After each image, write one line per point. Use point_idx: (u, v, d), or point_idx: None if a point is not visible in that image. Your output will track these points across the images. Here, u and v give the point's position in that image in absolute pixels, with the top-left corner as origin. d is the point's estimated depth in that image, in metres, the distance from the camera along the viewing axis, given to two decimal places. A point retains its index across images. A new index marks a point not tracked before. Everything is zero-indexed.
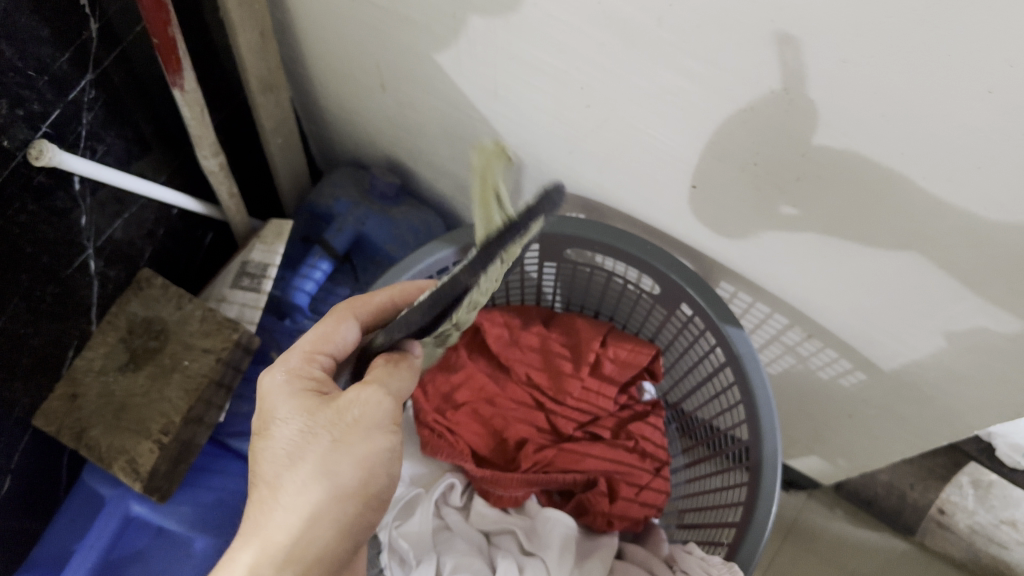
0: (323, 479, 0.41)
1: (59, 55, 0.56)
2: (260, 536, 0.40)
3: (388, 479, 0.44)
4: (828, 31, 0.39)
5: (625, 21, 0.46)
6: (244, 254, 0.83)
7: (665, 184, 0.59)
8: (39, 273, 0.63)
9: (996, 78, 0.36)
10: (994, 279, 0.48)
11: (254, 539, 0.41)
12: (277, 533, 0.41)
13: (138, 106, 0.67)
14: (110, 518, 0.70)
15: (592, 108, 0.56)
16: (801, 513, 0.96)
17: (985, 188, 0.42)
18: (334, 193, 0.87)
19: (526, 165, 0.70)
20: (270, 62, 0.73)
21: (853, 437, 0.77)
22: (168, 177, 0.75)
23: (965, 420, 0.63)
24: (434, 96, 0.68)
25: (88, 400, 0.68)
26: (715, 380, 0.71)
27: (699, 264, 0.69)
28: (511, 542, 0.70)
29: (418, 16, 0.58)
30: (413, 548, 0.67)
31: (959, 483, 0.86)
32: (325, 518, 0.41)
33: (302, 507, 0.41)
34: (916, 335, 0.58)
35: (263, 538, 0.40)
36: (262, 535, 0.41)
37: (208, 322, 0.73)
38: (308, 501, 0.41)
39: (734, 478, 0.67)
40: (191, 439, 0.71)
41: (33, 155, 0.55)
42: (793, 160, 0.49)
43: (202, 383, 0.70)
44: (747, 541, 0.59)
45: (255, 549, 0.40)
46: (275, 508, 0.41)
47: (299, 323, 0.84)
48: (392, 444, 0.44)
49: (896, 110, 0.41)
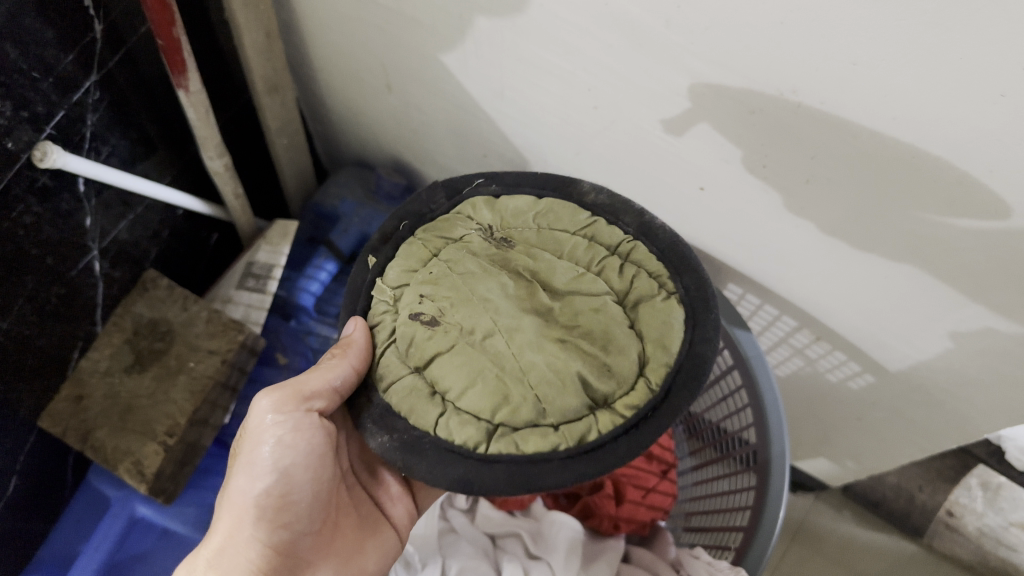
0: (228, 493, 0.48)
1: (63, 56, 0.55)
2: (223, 537, 0.47)
3: (283, 474, 0.48)
4: (841, 34, 0.38)
5: (633, 23, 0.45)
6: (250, 254, 0.82)
7: (671, 185, 0.59)
8: (45, 275, 0.63)
9: (1010, 81, 0.35)
10: (1002, 285, 0.48)
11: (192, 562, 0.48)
12: (237, 537, 0.46)
13: (143, 108, 0.67)
14: (115, 519, 0.70)
15: (599, 110, 0.55)
16: (808, 515, 0.95)
17: (995, 191, 0.42)
18: (340, 193, 0.86)
19: (533, 166, 0.69)
20: (276, 63, 0.73)
21: (861, 440, 0.76)
22: (173, 178, 0.75)
23: (976, 425, 0.62)
24: (440, 97, 0.67)
25: (94, 401, 0.68)
26: (722, 383, 0.71)
27: (706, 265, 0.68)
28: (517, 545, 0.69)
29: (425, 17, 0.57)
30: (419, 551, 0.67)
31: (968, 486, 0.85)
32: (234, 527, 0.47)
33: (221, 524, 0.47)
34: (927, 339, 0.57)
35: (197, 556, 0.48)
36: (225, 535, 0.47)
37: (214, 323, 0.73)
38: (222, 516, 0.48)
39: (741, 482, 0.66)
40: (196, 440, 0.71)
41: (38, 157, 0.55)
42: (802, 162, 0.48)
43: (208, 385, 0.70)
44: (755, 545, 0.59)
45: (215, 546, 0.47)
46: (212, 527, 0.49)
47: (304, 324, 0.83)
48: (279, 438, 0.48)
49: (907, 113, 0.40)
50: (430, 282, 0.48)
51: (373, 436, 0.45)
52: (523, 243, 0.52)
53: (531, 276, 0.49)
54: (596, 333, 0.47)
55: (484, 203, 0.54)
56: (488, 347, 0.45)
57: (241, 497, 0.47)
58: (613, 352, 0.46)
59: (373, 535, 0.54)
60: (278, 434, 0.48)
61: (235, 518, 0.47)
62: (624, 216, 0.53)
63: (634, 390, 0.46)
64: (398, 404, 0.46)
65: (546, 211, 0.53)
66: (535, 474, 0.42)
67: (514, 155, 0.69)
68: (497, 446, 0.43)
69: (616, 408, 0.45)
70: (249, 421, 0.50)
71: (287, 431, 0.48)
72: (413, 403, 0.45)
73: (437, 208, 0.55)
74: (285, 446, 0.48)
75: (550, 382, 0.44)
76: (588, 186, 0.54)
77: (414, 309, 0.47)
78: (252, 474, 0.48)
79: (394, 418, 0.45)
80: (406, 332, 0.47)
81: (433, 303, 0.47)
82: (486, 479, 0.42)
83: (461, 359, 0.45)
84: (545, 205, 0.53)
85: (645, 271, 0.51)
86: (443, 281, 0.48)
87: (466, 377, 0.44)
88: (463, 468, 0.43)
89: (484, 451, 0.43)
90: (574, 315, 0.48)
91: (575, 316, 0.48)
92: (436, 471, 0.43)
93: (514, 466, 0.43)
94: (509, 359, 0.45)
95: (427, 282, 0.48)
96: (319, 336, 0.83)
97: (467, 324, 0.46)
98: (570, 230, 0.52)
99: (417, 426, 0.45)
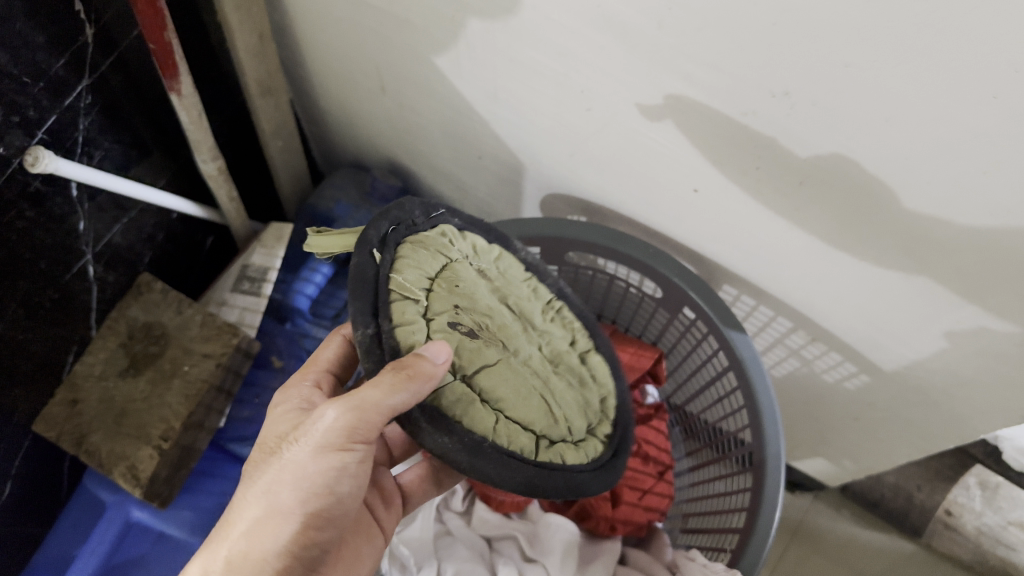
0: (265, 496, 0.42)
1: (54, 60, 0.55)
2: (249, 542, 0.41)
3: (338, 499, 0.43)
4: (832, 36, 0.38)
5: (624, 24, 0.45)
6: (244, 258, 0.82)
7: (666, 187, 0.59)
8: (39, 279, 0.63)
9: (1002, 82, 0.35)
10: (997, 286, 0.47)
11: (203, 556, 0.42)
12: (266, 549, 0.41)
13: (136, 112, 0.66)
14: (110, 524, 0.70)
15: (592, 112, 0.55)
16: (807, 515, 0.95)
17: (988, 193, 0.41)
18: (334, 197, 0.86)
19: (527, 168, 0.69)
20: (269, 65, 0.73)
21: (859, 440, 0.76)
22: (167, 181, 0.75)
23: (973, 425, 0.62)
24: (434, 99, 0.67)
25: (89, 406, 0.68)
26: (719, 384, 0.71)
27: (702, 267, 0.68)
28: (512, 548, 0.69)
29: (416, 19, 0.57)
30: (414, 555, 0.66)
31: (966, 485, 0.84)
32: (267, 538, 0.41)
33: (251, 527, 0.41)
34: (923, 341, 0.57)
35: (211, 551, 0.42)
36: (252, 541, 0.41)
37: (208, 327, 0.73)
38: (252, 519, 0.42)
39: (739, 483, 0.66)
40: (191, 444, 0.71)
41: (29, 161, 0.55)
42: (795, 164, 0.48)
43: (202, 389, 0.70)
44: (751, 547, 0.59)
45: (236, 550, 0.41)
46: (230, 521, 0.42)
47: (300, 327, 0.82)
48: (343, 463, 0.43)
49: (900, 114, 0.40)
50: (460, 294, 0.47)
51: (431, 437, 0.41)
52: (498, 279, 0.54)
53: (520, 312, 0.55)
54: (575, 369, 0.57)
55: (457, 234, 0.52)
56: (524, 366, 0.50)
57: (282, 510, 0.41)
58: (588, 387, 0.57)
59: (369, 542, 0.51)
60: (343, 460, 0.42)
61: (268, 525, 0.41)
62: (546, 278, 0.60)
63: (605, 421, 0.57)
64: (450, 408, 0.43)
65: (503, 257, 0.56)
66: (579, 481, 0.49)
67: (508, 156, 0.69)
68: (546, 455, 0.48)
69: (599, 435, 0.56)
70: (309, 427, 0.43)
71: (354, 459, 0.43)
72: (470, 408, 0.44)
73: (419, 225, 0.49)
74: (349, 474, 0.43)
75: (569, 407, 0.53)
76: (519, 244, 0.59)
77: (453, 318, 0.46)
78: (303, 491, 0.42)
79: (450, 421, 0.42)
80: (449, 337, 0.45)
81: (468, 316, 0.47)
82: (545, 482, 0.46)
83: (506, 373, 0.47)
84: (500, 252, 0.56)
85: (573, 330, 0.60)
86: (473, 296, 0.49)
87: (514, 391, 0.47)
88: (524, 474, 0.44)
89: (537, 459, 0.47)
90: (556, 354, 0.57)
91: (558, 354, 0.57)
92: (504, 474, 0.43)
93: (565, 475, 0.48)
94: (541, 381, 0.51)
95: (456, 293, 0.47)
96: (314, 339, 0.82)
97: (502, 342, 0.50)
98: (519, 281, 0.57)
99: (475, 430, 0.43)
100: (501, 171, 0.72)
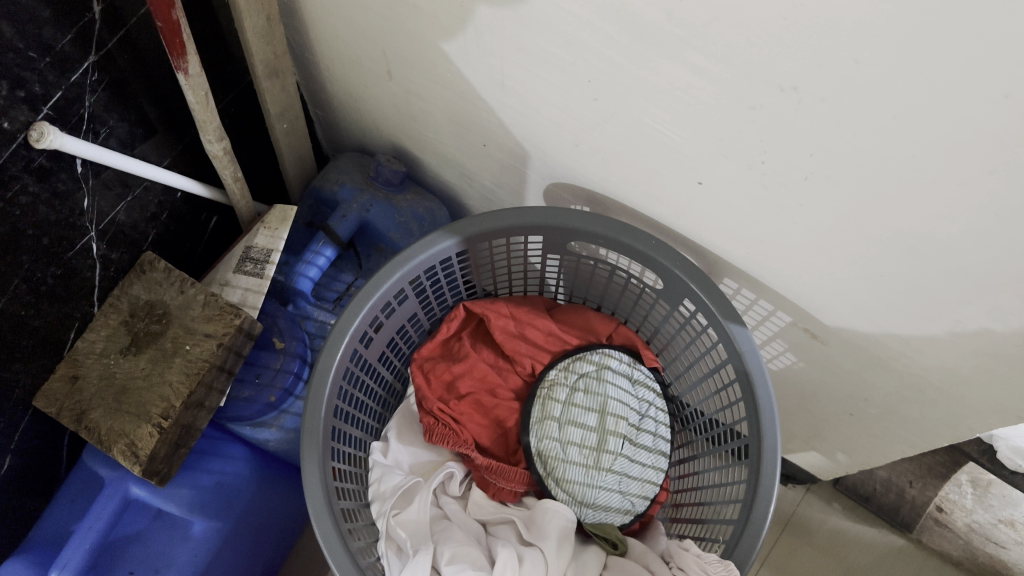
0: None
1: (61, 36, 0.55)
2: None
3: None
4: (841, 32, 0.38)
5: (634, 15, 0.45)
6: (248, 239, 0.81)
7: (670, 178, 0.59)
8: (41, 256, 0.63)
9: (1014, 83, 0.35)
10: (1001, 283, 0.48)
11: None
12: None
13: (142, 90, 0.66)
14: (108, 500, 0.68)
15: (599, 102, 0.55)
16: (799, 507, 0.95)
17: (993, 194, 0.42)
18: (339, 179, 0.87)
19: (532, 157, 0.69)
20: (276, 47, 0.72)
21: (853, 436, 0.77)
22: (171, 160, 0.75)
23: (967, 423, 0.63)
24: (442, 86, 0.67)
25: (89, 382, 0.68)
26: (716, 376, 0.71)
27: (703, 259, 0.68)
28: (508, 533, 0.70)
29: (425, 4, 0.57)
30: (410, 538, 0.65)
31: (958, 482, 0.87)
32: None
33: None
34: (921, 338, 0.58)
35: None
36: None
37: (210, 307, 0.71)
38: None
39: (733, 475, 0.67)
40: (191, 423, 0.69)
41: (34, 137, 0.55)
42: (802, 160, 0.48)
43: (203, 369, 0.68)
44: (743, 539, 0.60)
45: None
46: None
47: (301, 309, 0.84)
48: None
49: (907, 112, 0.40)
50: (602, 524, 0.71)
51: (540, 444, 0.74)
52: (604, 466, 0.73)
53: (593, 459, 0.73)
54: (603, 459, 0.73)
55: (609, 525, 0.71)
56: (597, 464, 0.73)
57: None
58: (598, 402, 0.76)
59: None
60: None
61: None
62: (685, 293, 0.67)
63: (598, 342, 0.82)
64: (603, 527, 0.71)
65: (605, 495, 0.72)
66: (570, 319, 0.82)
67: (514, 145, 0.69)
68: (573, 379, 0.77)
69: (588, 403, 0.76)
70: None
71: None
72: (607, 529, 0.71)
73: (612, 511, 0.72)
74: None
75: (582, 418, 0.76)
76: (619, 486, 0.73)
77: (603, 534, 0.70)
78: None
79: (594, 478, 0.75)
80: (604, 527, 0.71)
81: (608, 534, 0.70)
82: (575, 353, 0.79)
83: (608, 513, 0.72)
84: (617, 508, 0.73)
85: (622, 458, 0.74)
86: (606, 525, 0.71)
87: (604, 521, 0.72)
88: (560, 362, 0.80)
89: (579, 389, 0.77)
90: (597, 456, 0.74)
91: (598, 456, 0.74)
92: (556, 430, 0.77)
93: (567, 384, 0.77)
94: (592, 459, 0.73)
95: (608, 529, 0.71)
96: (316, 321, 0.84)
97: (606, 537, 0.70)
98: (614, 507, 0.73)
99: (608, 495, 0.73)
100: (506, 159, 0.72)
